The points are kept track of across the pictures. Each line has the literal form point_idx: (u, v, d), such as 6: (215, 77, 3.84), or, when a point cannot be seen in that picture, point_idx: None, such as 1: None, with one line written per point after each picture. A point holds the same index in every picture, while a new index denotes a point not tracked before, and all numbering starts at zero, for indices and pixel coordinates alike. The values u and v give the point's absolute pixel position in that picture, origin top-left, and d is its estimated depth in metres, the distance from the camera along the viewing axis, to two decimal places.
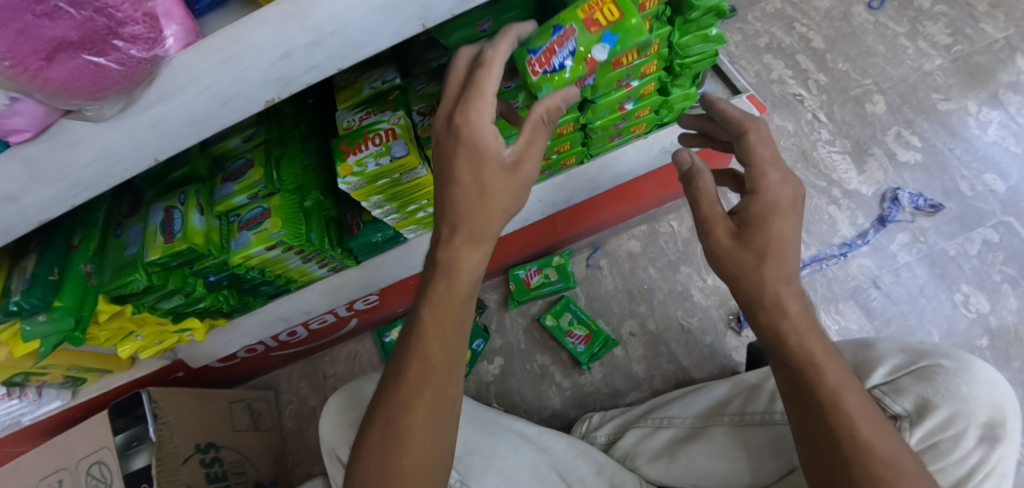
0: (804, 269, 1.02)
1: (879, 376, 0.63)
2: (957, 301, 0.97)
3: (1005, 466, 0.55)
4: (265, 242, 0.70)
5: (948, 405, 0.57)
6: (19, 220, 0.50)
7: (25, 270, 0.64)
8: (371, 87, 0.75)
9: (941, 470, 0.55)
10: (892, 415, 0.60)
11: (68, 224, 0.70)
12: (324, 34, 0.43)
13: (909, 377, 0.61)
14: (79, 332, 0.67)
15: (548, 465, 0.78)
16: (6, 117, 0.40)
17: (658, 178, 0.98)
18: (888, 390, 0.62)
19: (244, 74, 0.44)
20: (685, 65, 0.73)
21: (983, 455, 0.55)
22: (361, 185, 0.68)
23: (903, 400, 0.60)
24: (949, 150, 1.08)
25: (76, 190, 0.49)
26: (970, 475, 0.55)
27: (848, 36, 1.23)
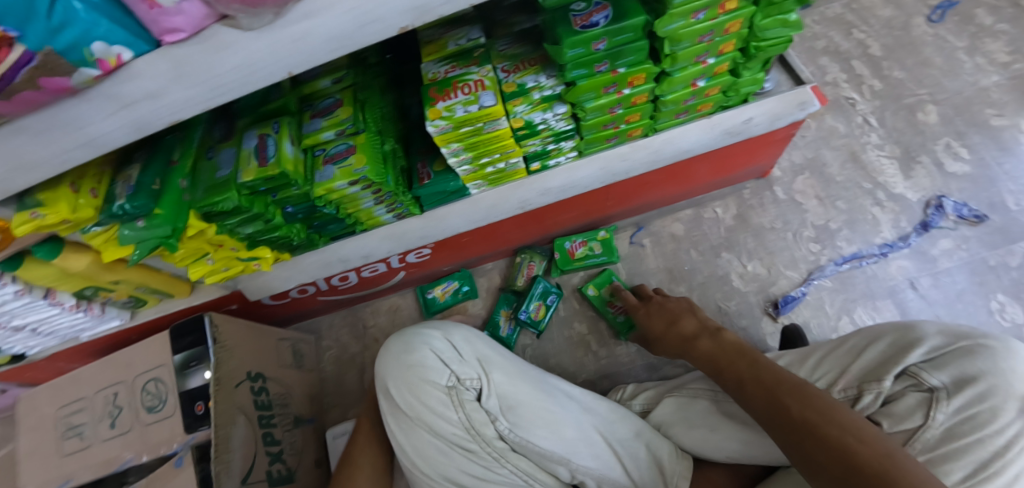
0: (844, 264, 1.05)
1: (917, 355, 0.69)
2: (992, 309, 0.99)
3: None
4: (348, 177, 0.74)
5: (984, 378, 0.63)
6: (153, 119, 0.54)
7: (132, 178, 0.68)
8: (456, 43, 0.79)
9: (978, 441, 0.60)
10: (929, 387, 0.66)
11: (170, 141, 0.74)
12: None
13: (951, 355, 0.67)
14: (173, 240, 0.72)
15: (593, 426, 0.81)
16: (171, 15, 0.44)
17: (711, 163, 1.00)
18: (925, 366, 0.67)
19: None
20: (761, 49, 0.75)
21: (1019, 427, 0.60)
22: (447, 130, 0.72)
23: (940, 373, 0.66)
24: (998, 165, 1.11)
25: (209, 95, 0.53)
26: (1009, 444, 0.60)
27: (906, 46, 1.25)
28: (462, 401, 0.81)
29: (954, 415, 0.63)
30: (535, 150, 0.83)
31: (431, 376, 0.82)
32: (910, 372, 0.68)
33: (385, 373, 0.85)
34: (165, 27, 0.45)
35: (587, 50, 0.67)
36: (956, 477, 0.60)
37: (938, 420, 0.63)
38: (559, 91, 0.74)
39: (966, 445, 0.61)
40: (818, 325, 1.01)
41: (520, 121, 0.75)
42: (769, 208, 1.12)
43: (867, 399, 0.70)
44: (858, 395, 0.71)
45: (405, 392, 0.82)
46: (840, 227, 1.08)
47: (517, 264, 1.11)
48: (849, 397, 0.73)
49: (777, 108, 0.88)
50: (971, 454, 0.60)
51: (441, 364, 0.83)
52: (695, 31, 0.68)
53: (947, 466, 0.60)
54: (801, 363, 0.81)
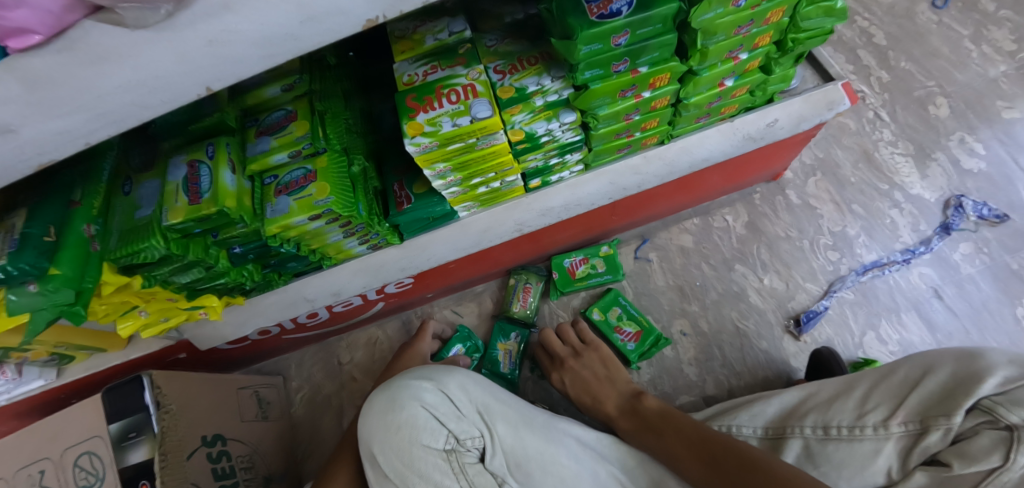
0: (865, 274, 0.96)
1: (988, 387, 0.58)
2: (1019, 316, 0.93)
3: None
4: (309, 210, 0.59)
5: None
6: (12, 160, 0.36)
7: (13, 229, 0.51)
8: (435, 38, 0.64)
9: None
10: (1008, 425, 0.54)
11: (69, 176, 0.56)
12: None
13: None
14: (79, 307, 0.55)
15: (614, 479, 0.69)
16: (6, 6, 0.28)
17: (725, 170, 0.89)
18: (1003, 399, 0.56)
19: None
20: (798, 41, 0.64)
21: None
22: (430, 149, 0.58)
23: (1021, 410, 0.54)
24: (1014, 161, 1.04)
25: (95, 124, 0.36)
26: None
27: (912, 34, 1.17)
28: (463, 466, 0.68)
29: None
30: (534, 166, 0.69)
31: (424, 438, 0.68)
32: (984, 407, 0.57)
33: (366, 434, 0.70)
34: (3, 27, 0.29)
35: (604, 46, 0.54)
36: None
37: (1019, 463, 0.52)
38: (566, 96, 0.61)
39: None
40: (843, 343, 0.92)
41: (520, 132, 0.62)
42: (782, 214, 1.02)
43: (936, 437, 0.59)
44: (924, 432, 0.61)
45: (393, 459, 0.67)
46: (857, 233, 1.00)
47: (511, 287, 0.98)
48: (911, 432, 0.62)
49: (805, 109, 0.78)
50: None
51: (435, 424, 0.69)
52: (731, 21, 0.56)
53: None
54: (851, 393, 0.70)
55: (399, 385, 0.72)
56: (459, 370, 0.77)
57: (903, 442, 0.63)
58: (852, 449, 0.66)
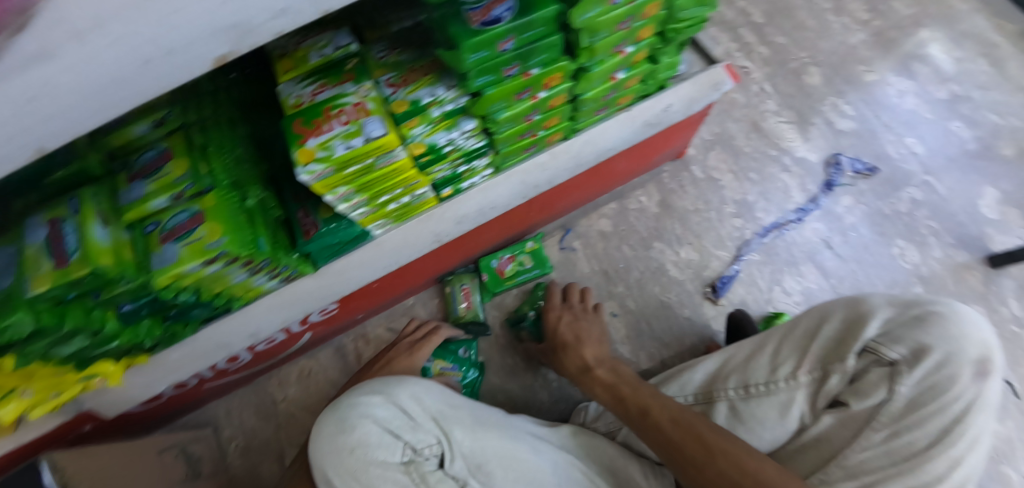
0: (766, 236, 1.05)
1: (873, 329, 0.67)
2: (894, 254, 1.06)
3: (993, 397, 0.63)
4: (201, 255, 0.55)
5: (940, 347, 0.64)
6: None
7: None
8: (319, 54, 0.60)
9: (941, 409, 0.62)
10: (890, 362, 0.65)
11: None
12: None
13: (903, 327, 0.66)
14: None
15: (572, 465, 0.72)
16: None
17: (631, 155, 0.93)
18: (883, 339, 0.66)
19: (199, 11, 0.30)
20: (677, 31, 0.68)
21: (977, 390, 0.62)
22: (327, 175, 0.55)
23: (897, 346, 0.65)
24: (877, 118, 1.17)
25: None
26: (966, 409, 0.62)
27: (783, 11, 1.28)
28: (424, 475, 0.66)
29: (915, 387, 0.64)
30: (442, 176, 0.68)
31: (381, 456, 0.64)
32: (870, 349, 0.66)
33: (318, 461, 0.66)
34: None
35: (491, 53, 0.54)
36: (918, 445, 0.63)
37: (901, 394, 0.64)
38: (462, 104, 0.61)
39: (930, 414, 0.63)
40: (755, 301, 1.00)
41: (421, 145, 0.60)
42: (690, 189, 1.09)
43: (836, 380, 0.67)
44: (823, 378, 0.68)
45: (352, 482, 0.64)
46: (756, 199, 1.08)
47: (450, 294, 0.97)
48: (815, 378, 0.70)
49: (695, 91, 0.82)
50: (937, 422, 0.62)
51: (390, 439, 0.65)
52: (612, 18, 0.57)
53: (910, 437, 0.63)
54: (763, 350, 0.75)
55: (345, 403, 0.68)
56: (410, 377, 0.73)
57: (809, 389, 0.70)
58: (770, 403, 0.71)
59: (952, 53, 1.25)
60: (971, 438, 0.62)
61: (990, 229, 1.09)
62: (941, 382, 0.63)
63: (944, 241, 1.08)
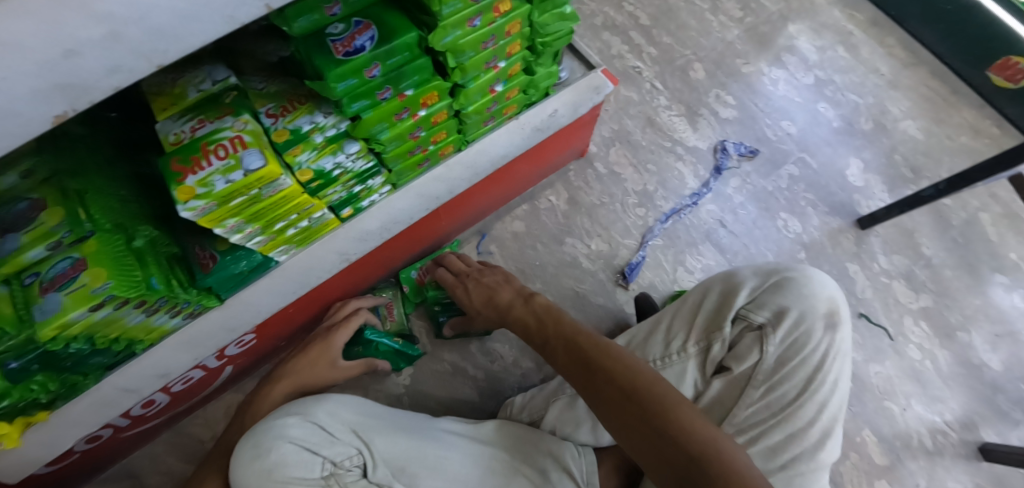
0: (667, 221, 1.14)
1: (743, 298, 0.76)
2: (779, 226, 1.18)
3: (844, 345, 0.73)
4: (88, 301, 0.55)
5: (796, 306, 0.73)
6: None
7: None
8: (197, 89, 0.60)
9: (802, 360, 0.71)
10: (758, 325, 0.73)
11: None
12: (125, 23, 0.33)
13: (767, 292, 0.75)
14: None
15: (494, 457, 0.76)
16: None
17: (530, 157, 0.98)
18: (751, 306, 0.75)
19: (21, 76, 0.31)
20: (546, 44, 0.74)
21: (829, 340, 0.72)
22: (210, 209, 0.57)
23: (763, 310, 0.74)
24: (755, 105, 1.29)
25: None
26: (823, 357, 0.71)
27: (667, 13, 1.38)
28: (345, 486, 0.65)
29: (781, 344, 0.72)
30: (339, 197, 0.71)
31: (299, 473, 0.63)
32: (741, 316, 0.75)
33: None
34: None
35: (360, 80, 0.57)
36: (790, 395, 0.71)
37: (770, 352, 0.72)
38: (344, 128, 0.64)
39: (794, 365, 0.71)
40: (661, 283, 1.09)
41: (308, 171, 0.63)
42: (595, 185, 1.16)
43: (717, 347, 0.75)
44: (707, 348, 0.76)
45: None
46: (655, 188, 1.17)
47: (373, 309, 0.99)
48: (701, 349, 0.77)
49: (576, 95, 0.89)
50: (801, 372, 0.71)
51: (308, 455, 0.65)
52: (473, 39, 0.62)
53: (782, 389, 0.71)
54: (658, 329, 0.82)
55: (256, 431, 0.67)
56: (325, 398, 0.75)
57: (698, 359, 0.77)
58: (667, 377, 0.78)
59: (815, 42, 1.40)
60: (830, 382, 0.71)
61: (856, 196, 1.24)
62: (801, 337, 0.72)
63: (820, 210, 1.21)
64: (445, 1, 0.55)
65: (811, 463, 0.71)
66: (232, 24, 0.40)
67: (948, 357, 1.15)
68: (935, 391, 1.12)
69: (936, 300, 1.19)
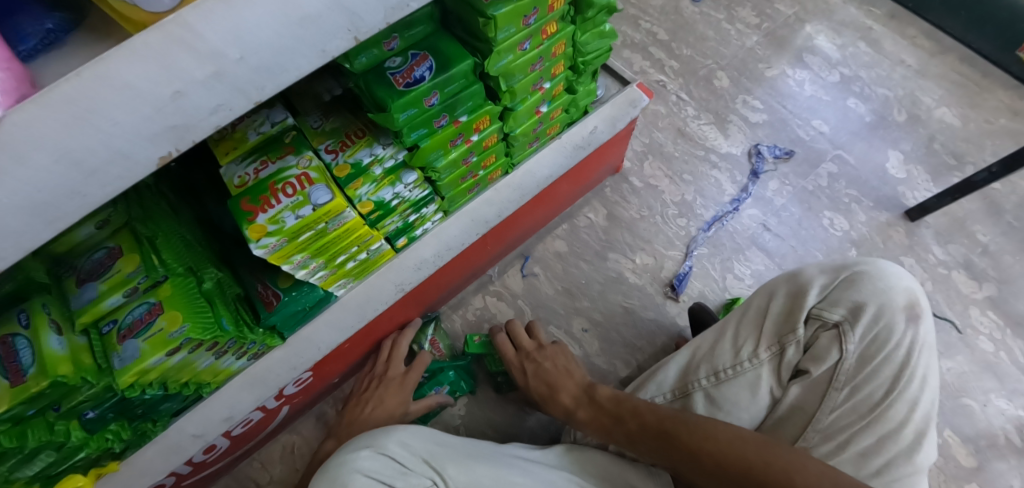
0: (710, 229, 1.12)
1: (813, 297, 0.74)
2: (825, 225, 1.15)
3: (929, 337, 0.70)
4: (165, 346, 0.55)
5: (873, 301, 0.70)
6: None
7: None
8: (258, 132, 0.61)
9: (887, 357, 0.68)
10: (834, 323, 0.71)
11: None
12: (229, 62, 0.35)
13: (839, 289, 0.73)
14: None
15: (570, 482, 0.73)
16: None
17: (571, 176, 0.98)
18: (824, 304, 0.73)
19: (137, 118, 0.32)
20: (588, 62, 0.75)
21: (913, 333, 0.69)
22: (281, 246, 0.57)
23: (837, 308, 0.72)
24: (784, 107, 1.29)
25: None
26: (909, 352, 0.68)
27: (684, 27, 1.41)
28: None
29: (861, 342, 0.69)
30: (395, 228, 0.72)
31: None
32: (814, 315, 0.72)
33: None
34: None
35: (419, 109, 0.59)
36: (877, 396, 0.68)
37: (850, 351, 0.69)
38: (402, 158, 0.65)
39: (879, 362, 0.68)
40: (711, 292, 1.06)
41: (369, 203, 0.64)
42: (632, 199, 1.15)
43: (792, 351, 0.72)
44: (780, 352, 0.73)
45: None
46: (693, 197, 1.16)
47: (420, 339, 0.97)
48: (775, 353, 0.74)
49: (615, 110, 0.89)
50: (886, 370, 0.68)
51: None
52: (523, 62, 0.64)
53: (868, 389, 0.68)
54: (724, 337, 0.79)
55: (328, 465, 0.66)
56: (393, 428, 0.74)
57: (771, 364, 0.74)
58: (741, 385, 0.75)
59: (835, 41, 1.40)
60: (919, 378, 0.68)
61: (900, 188, 1.21)
62: (882, 331, 0.69)
63: (865, 206, 1.19)
64: (500, 27, 0.56)
65: (907, 467, 0.67)
66: (317, 59, 0.41)
67: None
68: (1015, 384, 1.06)
69: (1000, 288, 1.14)
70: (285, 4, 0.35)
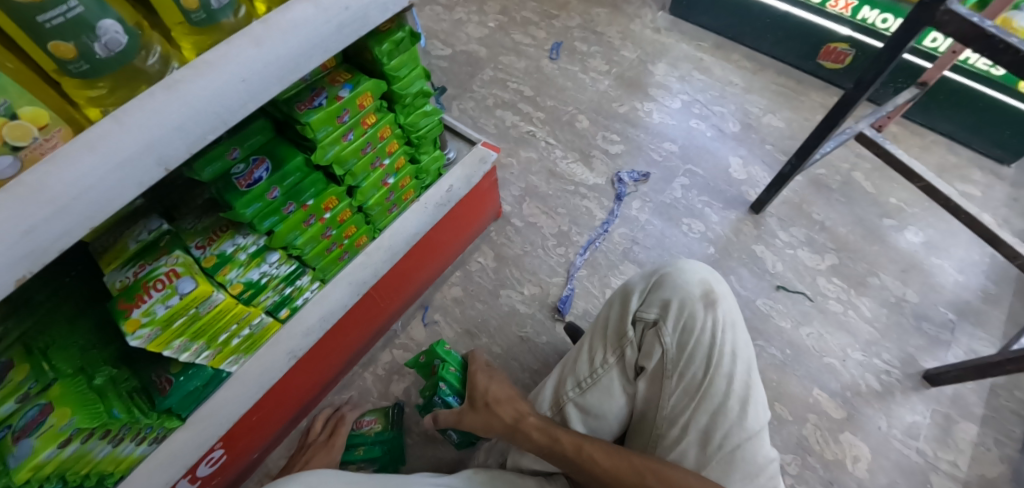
0: (586, 253, 1.28)
1: (635, 303, 0.88)
2: (685, 230, 1.33)
3: (730, 315, 0.83)
4: (57, 438, 0.62)
5: (675, 296, 0.84)
6: None
7: None
8: (136, 240, 0.72)
9: (697, 340, 0.81)
10: (652, 322, 0.85)
11: None
12: (66, 202, 0.47)
13: (653, 291, 0.87)
14: None
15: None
16: None
17: (448, 228, 1.12)
18: (642, 307, 0.87)
19: None
20: (420, 137, 0.90)
21: (713, 315, 0.82)
22: (156, 334, 0.68)
23: (651, 308, 0.86)
24: (638, 136, 1.49)
25: None
26: (713, 332, 0.81)
27: (546, 82, 1.62)
28: None
29: (675, 332, 0.83)
30: (272, 302, 0.84)
31: None
32: (637, 318, 0.87)
33: None
34: None
35: (263, 202, 0.73)
36: (699, 376, 0.80)
37: (668, 342, 0.83)
38: (262, 243, 0.78)
39: (693, 346, 0.81)
40: (593, 307, 1.20)
41: (238, 285, 0.76)
42: (515, 238, 1.30)
43: (630, 351, 0.87)
44: (620, 355, 0.87)
45: None
46: (569, 227, 1.32)
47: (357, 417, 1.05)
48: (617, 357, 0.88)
49: (466, 169, 1.05)
50: (699, 351, 0.81)
51: None
52: (352, 149, 0.78)
53: (689, 371, 0.81)
54: (582, 350, 0.93)
55: None
56: None
57: (619, 367, 0.88)
58: (599, 390, 0.88)
59: (674, 73, 1.65)
60: (728, 353, 0.80)
61: (744, 187, 1.41)
62: (689, 320, 0.82)
63: (717, 208, 1.37)
64: (317, 128, 0.71)
65: (742, 433, 0.77)
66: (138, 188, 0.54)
67: (868, 303, 1.26)
68: (866, 337, 1.23)
69: (840, 256, 1.32)
70: (104, 155, 0.48)
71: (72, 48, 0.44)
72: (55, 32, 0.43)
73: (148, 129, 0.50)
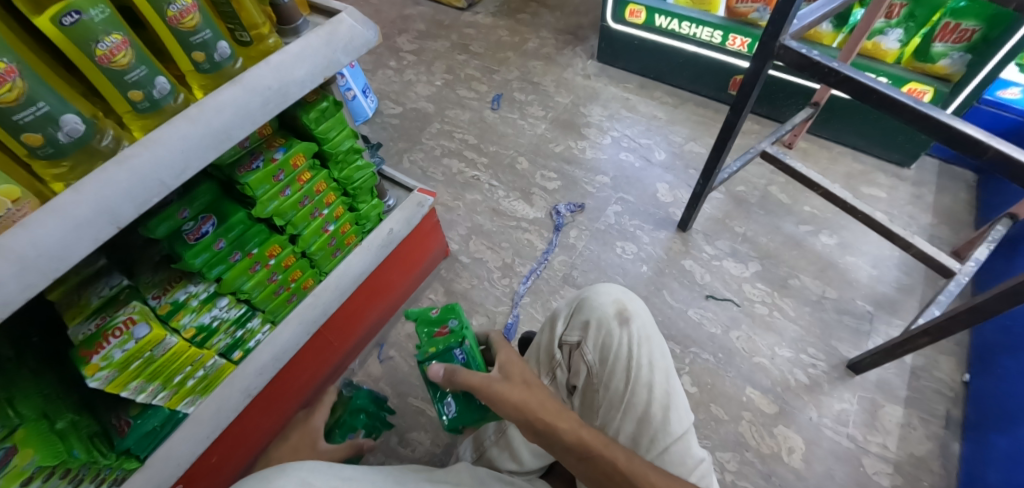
0: (528, 281, 1.38)
1: (560, 326, 0.91)
2: (619, 253, 1.45)
3: (645, 330, 0.83)
4: (19, 478, 0.69)
5: (592, 316, 0.86)
6: None
7: None
8: (98, 296, 0.79)
9: (614, 356, 0.82)
10: (574, 343, 0.87)
11: None
12: (30, 258, 0.56)
13: (574, 313, 0.90)
14: None
15: None
16: None
17: (395, 268, 1.23)
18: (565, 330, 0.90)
19: None
20: (356, 187, 1.03)
21: (626, 331, 0.83)
22: (113, 376, 0.76)
23: (572, 331, 0.88)
24: (573, 172, 1.65)
25: None
26: (629, 345, 0.82)
27: (489, 130, 1.80)
28: None
29: (595, 349, 0.84)
30: (225, 344, 0.93)
31: None
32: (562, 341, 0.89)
33: None
34: None
35: (211, 253, 0.83)
36: (620, 389, 0.80)
37: (590, 359, 0.84)
38: (213, 289, 0.88)
39: (612, 361, 0.82)
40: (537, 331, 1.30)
41: (191, 329, 0.85)
42: (463, 273, 1.41)
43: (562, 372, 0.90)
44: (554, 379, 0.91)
45: None
46: (513, 259, 1.44)
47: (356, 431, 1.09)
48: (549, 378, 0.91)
49: (406, 213, 1.16)
50: (619, 366, 0.81)
51: None
52: (290, 203, 0.90)
53: (612, 385, 0.81)
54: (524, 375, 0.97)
55: None
56: None
57: (552, 388, 0.91)
58: None
59: (604, 114, 1.83)
60: (644, 364, 0.80)
61: (671, 209, 1.55)
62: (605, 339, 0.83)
63: (647, 230, 1.50)
64: (256, 186, 0.83)
65: (669, 437, 0.76)
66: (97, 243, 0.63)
67: (791, 304, 1.38)
68: (791, 335, 1.33)
69: (763, 263, 1.44)
70: (62, 217, 0.58)
71: (39, 137, 0.56)
72: (27, 125, 0.55)
73: (99, 196, 0.61)
